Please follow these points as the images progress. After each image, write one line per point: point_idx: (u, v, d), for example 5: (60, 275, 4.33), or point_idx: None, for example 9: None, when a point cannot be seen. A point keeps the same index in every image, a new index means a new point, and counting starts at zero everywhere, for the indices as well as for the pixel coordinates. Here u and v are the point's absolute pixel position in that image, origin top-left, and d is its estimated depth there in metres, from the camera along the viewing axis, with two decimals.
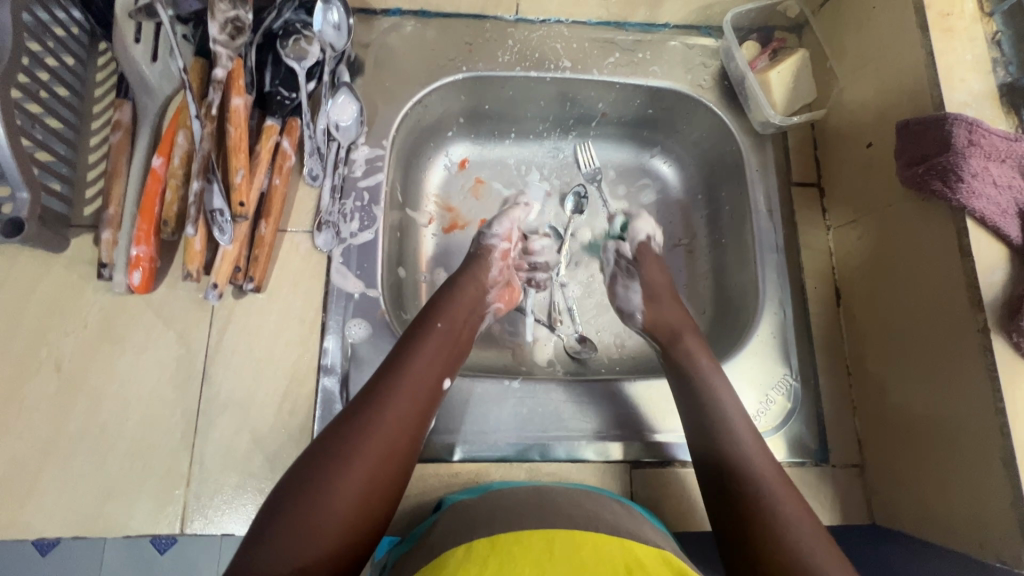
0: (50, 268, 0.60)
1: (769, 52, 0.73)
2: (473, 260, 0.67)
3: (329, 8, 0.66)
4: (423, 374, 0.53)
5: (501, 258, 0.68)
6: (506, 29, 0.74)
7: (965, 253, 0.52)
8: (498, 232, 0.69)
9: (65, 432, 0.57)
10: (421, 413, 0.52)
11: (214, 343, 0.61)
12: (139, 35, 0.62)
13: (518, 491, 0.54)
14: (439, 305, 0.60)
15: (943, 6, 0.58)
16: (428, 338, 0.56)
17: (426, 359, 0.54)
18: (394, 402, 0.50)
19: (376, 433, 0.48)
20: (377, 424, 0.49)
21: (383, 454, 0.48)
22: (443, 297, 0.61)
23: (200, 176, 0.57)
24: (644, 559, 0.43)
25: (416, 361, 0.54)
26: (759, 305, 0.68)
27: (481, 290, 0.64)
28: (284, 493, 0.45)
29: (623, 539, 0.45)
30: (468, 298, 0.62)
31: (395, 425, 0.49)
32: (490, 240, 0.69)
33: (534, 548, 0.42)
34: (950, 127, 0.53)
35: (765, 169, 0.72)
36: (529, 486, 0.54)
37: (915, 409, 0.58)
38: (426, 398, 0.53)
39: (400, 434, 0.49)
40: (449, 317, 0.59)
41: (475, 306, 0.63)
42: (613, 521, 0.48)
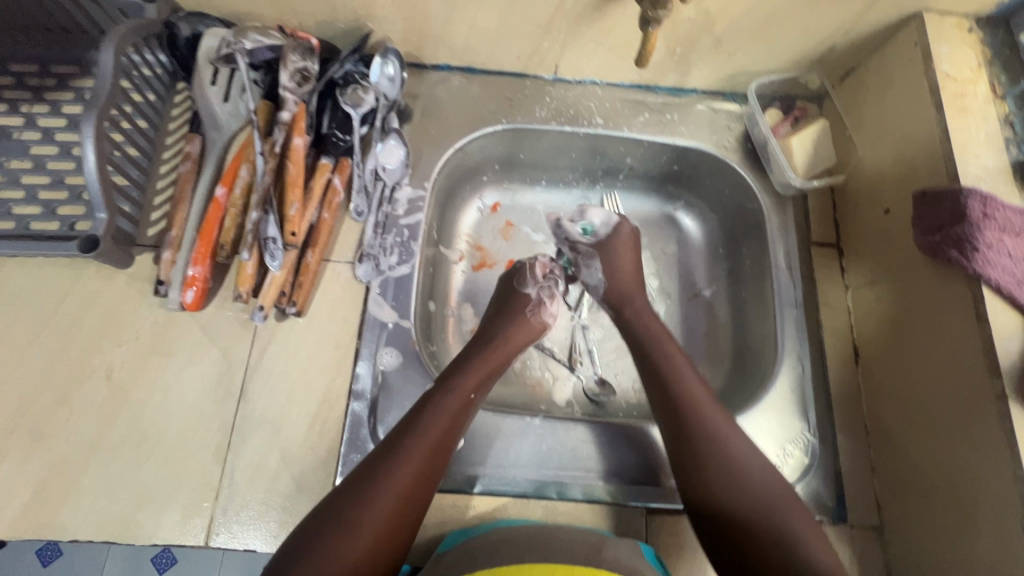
0: (112, 282, 0.65)
1: (791, 120, 0.77)
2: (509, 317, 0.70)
3: (386, 61, 0.71)
4: (447, 434, 0.55)
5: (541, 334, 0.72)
6: (544, 88, 0.80)
7: (981, 319, 0.54)
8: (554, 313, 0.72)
9: (108, 437, 0.60)
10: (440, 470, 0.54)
11: (253, 361, 0.64)
12: (215, 78, 0.69)
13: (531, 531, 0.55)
14: (471, 363, 0.62)
15: (957, 87, 0.62)
16: (456, 395, 0.58)
17: (452, 418, 0.56)
18: (415, 458, 0.52)
19: (395, 487, 0.50)
20: (395, 480, 0.51)
21: (399, 508, 0.50)
22: (470, 354, 0.64)
23: (259, 207, 0.63)
24: None
25: (442, 420, 0.56)
26: (778, 359, 0.69)
27: (509, 353, 0.66)
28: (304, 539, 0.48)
29: None
30: (496, 360, 0.64)
31: (415, 482, 0.51)
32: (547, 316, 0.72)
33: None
34: (965, 200, 0.56)
35: (785, 228, 0.75)
36: (535, 525, 0.56)
37: (931, 470, 0.59)
38: (446, 456, 0.55)
39: (417, 490, 0.52)
40: (479, 377, 0.61)
41: (501, 367, 0.65)
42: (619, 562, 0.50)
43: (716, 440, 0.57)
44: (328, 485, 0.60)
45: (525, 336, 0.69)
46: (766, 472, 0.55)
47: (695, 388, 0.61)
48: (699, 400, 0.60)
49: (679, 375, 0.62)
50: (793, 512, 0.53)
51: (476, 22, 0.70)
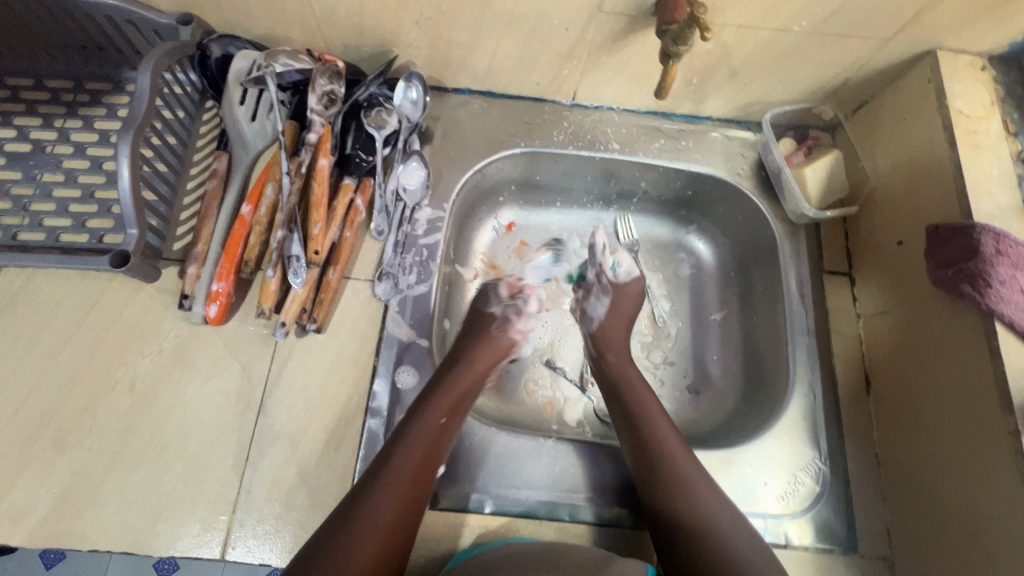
0: (138, 294, 0.67)
1: (804, 149, 0.79)
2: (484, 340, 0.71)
3: (410, 86, 0.73)
4: (416, 474, 0.57)
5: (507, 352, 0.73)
6: (562, 113, 0.81)
7: (995, 355, 0.54)
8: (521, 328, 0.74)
9: (129, 448, 0.61)
10: (413, 512, 0.56)
11: (273, 376, 0.65)
12: (244, 98, 0.71)
13: (536, 547, 0.56)
14: (439, 392, 0.63)
15: (970, 124, 0.63)
16: (424, 433, 0.59)
17: (417, 456, 0.58)
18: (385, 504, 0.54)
19: (368, 536, 0.52)
20: (367, 527, 0.53)
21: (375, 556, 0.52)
22: (438, 380, 0.64)
23: (285, 225, 0.64)
24: None
25: (410, 461, 0.57)
26: (789, 386, 0.70)
27: (478, 378, 0.66)
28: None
29: None
30: (464, 385, 0.64)
31: (388, 527, 0.53)
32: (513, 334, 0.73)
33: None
34: (978, 236, 0.57)
35: (797, 256, 0.76)
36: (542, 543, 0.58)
37: (943, 503, 0.59)
38: (416, 496, 0.57)
39: (390, 535, 0.53)
40: (447, 409, 0.62)
41: (471, 394, 0.65)
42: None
43: (679, 482, 0.59)
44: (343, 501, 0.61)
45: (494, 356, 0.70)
46: (723, 513, 0.58)
47: (664, 429, 0.63)
48: (667, 441, 0.62)
49: (651, 416, 0.65)
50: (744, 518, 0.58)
51: (499, 49, 0.72)
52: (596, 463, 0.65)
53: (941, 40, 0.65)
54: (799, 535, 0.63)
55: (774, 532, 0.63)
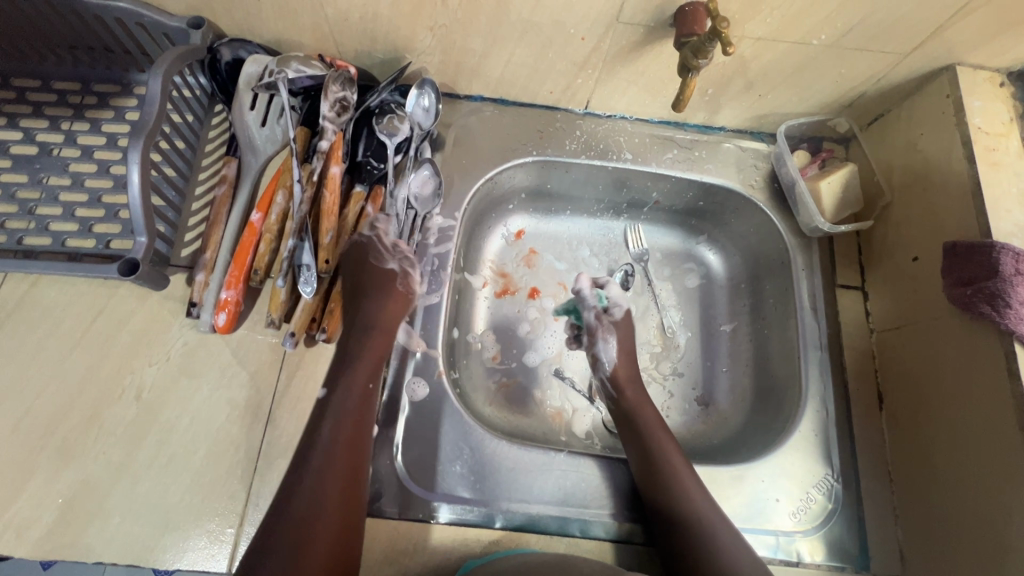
0: (146, 302, 0.66)
1: (818, 162, 0.78)
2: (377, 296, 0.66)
3: (422, 93, 0.73)
4: (348, 450, 0.56)
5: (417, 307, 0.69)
6: (575, 121, 0.81)
7: (1014, 376, 0.54)
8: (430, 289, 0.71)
9: (136, 457, 0.60)
10: (354, 490, 0.55)
11: (282, 386, 0.64)
12: (254, 103, 0.70)
13: (546, 556, 0.57)
14: (354, 361, 0.62)
15: (989, 141, 0.63)
16: (347, 407, 0.59)
17: (338, 429, 0.57)
18: (328, 488, 0.54)
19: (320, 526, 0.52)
20: (318, 517, 0.52)
21: (331, 547, 0.51)
22: (349, 346, 0.63)
23: (295, 235, 0.63)
24: None
25: (341, 439, 0.57)
26: (801, 401, 0.69)
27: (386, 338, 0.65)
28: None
29: None
30: (373, 352, 0.63)
31: (336, 513, 0.53)
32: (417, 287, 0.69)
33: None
34: (997, 255, 0.56)
35: (811, 269, 0.76)
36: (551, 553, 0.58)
37: (957, 523, 0.58)
38: (353, 474, 0.56)
39: (339, 520, 0.53)
40: (365, 377, 0.61)
41: (379, 354, 0.64)
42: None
43: (680, 490, 0.61)
44: None
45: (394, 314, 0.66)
46: (724, 525, 0.59)
47: (670, 446, 0.65)
48: (673, 458, 0.63)
49: (656, 433, 0.66)
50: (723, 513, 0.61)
51: (513, 57, 0.71)
52: (608, 479, 0.65)
53: (960, 56, 0.65)
54: (811, 553, 0.63)
55: (786, 550, 0.63)
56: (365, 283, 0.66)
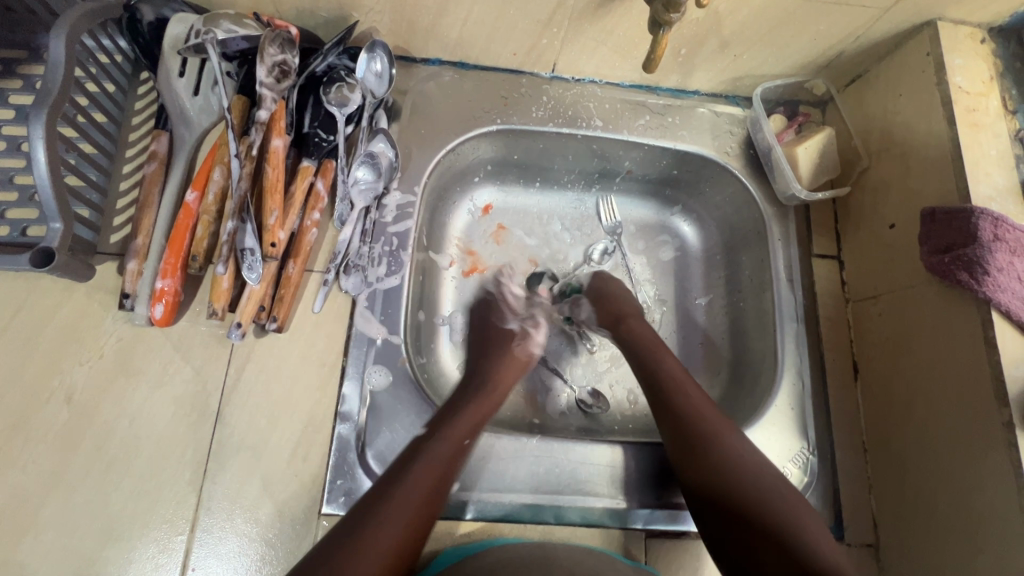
0: (71, 294, 0.59)
1: (795, 126, 0.75)
2: (500, 351, 0.69)
3: (373, 57, 0.67)
4: (434, 479, 0.52)
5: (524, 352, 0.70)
6: (542, 86, 0.76)
7: (990, 345, 0.53)
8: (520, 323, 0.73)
9: (68, 466, 0.55)
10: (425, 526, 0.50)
11: (230, 381, 0.59)
12: (184, 69, 0.63)
13: (523, 547, 0.55)
14: (476, 394, 0.62)
15: (969, 101, 0.60)
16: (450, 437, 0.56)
17: (452, 451, 0.55)
18: (395, 520, 0.48)
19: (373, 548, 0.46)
20: (374, 542, 0.46)
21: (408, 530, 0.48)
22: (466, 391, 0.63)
23: (235, 215, 0.57)
24: None
25: (450, 444, 0.55)
26: (778, 375, 0.68)
27: (502, 389, 0.65)
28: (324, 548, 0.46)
29: None
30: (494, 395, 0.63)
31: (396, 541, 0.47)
32: (508, 326, 0.72)
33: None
34: (976, 220, 0.54)
35: (787, 239, 0.73)
36: (529, 543, 0.56)
37: (932, 494, 0.58)
38: (430, 505, 0.51)
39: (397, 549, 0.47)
40: (475, 411, 0.60)
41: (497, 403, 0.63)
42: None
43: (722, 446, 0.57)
44: (314, 513, 0.57)
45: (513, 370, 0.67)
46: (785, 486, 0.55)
47: (707, 416, 0.60)
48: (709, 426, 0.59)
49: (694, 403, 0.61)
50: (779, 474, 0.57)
51: (471, 15, 0.65)
52: (585, 463, 0.62)
53: (942, 10, 0.62)
54: None
55: None
56: (491, 343, 0.70)
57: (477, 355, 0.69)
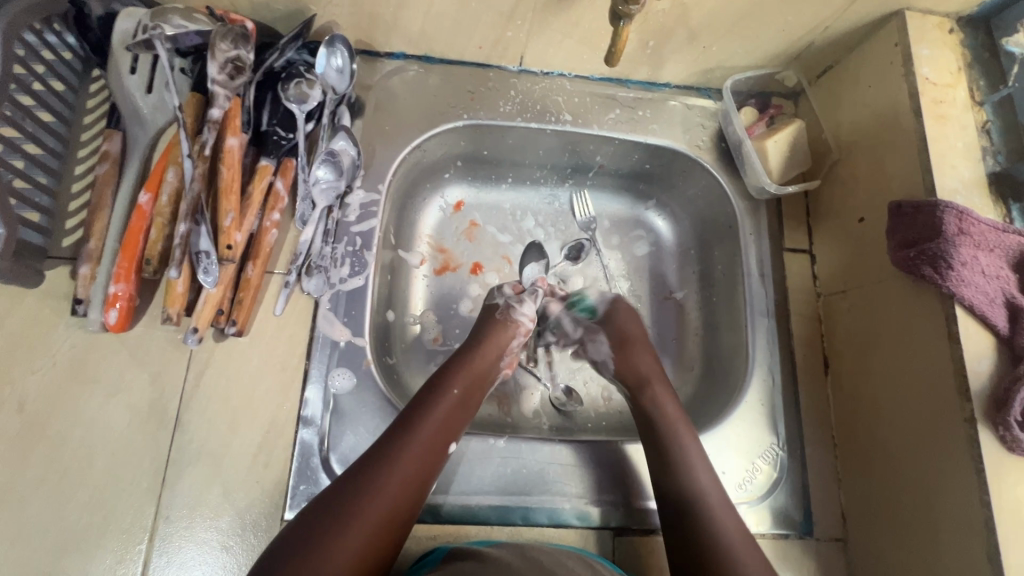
0: (22, 301, 0.58)
1: (767, 120, 0.74)
2: (494, 324, 0.66)
3: (333, 51, 0.64)
4: (422, 458, 0.53)
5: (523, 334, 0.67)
6: (509, 80, 0.74)
7: (954, 340, 0.52)
8: (526, 311, 0.68)
9: (21, 478, 0.54)
10: (414, 503, 0.51)
11: (189, 387, 0.58)
12: (135, 65, 0.61)
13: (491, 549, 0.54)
14: (464, 372, 0.61)
15: (937, 93, 0.60)
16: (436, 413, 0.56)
17: (435, 432, 0.55)
18: (380, 498, 0.49)
19: (355, 528, 0.47)
20: (359, 517, 0.47)
21: (386, 512, 0.49)
22: (454, 363, 0.62)
23: (189, 217, 0.55)
24: None
25: (433, 424, 0.55)
26: (748, 371, 0.67)
27: (491, 359, 0.63)
28: (298, 530, 0.46)
29: None
30: (481, 369, 0.62)
31: (380, 521, 0.48)
32: (518, 317, 0.67)
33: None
34: (941, 214, 0.54)
35: (758, 233, 0.73)
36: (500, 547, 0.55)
37: (899, 489, 0.58)
38: (418, 483, 0.52)
39: (381, 529, 0.48)
40: (462, 382, 0.60)
41: (488, 373, 0.63)
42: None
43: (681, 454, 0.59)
44: (276, 519, 0.56)
45: (502, 342, 0.65)
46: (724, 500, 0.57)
47: (674, 418, 0.62)
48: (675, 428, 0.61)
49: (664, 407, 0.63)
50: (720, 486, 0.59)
51: (432, 7, 0.63)
52: (553, 462, 0.62)
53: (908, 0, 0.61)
54: (756, 524, 0.62)
55: None
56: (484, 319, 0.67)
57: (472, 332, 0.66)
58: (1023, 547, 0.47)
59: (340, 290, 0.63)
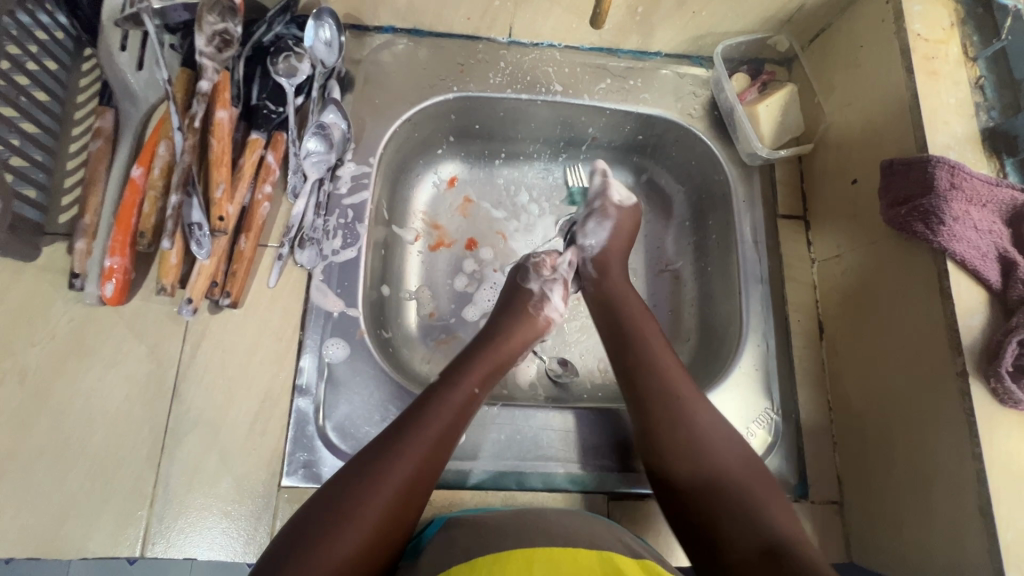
0: (20, 276, 0.59)
1: (758, 85, 0.74)
2: (519, 313, 0.65)
3: (321, 24, 0.65)
4: (432, 453, 0.50)
5: (550, 325, 0.67)
6: (499, 51, 0.74)
7: (946, 295, 0.52)
8: (557, 301, 0.68)
9: (24, 446, 0.55)
10: (420, 498, 0.48)
11: (186, 358, 0.59)
12: (126, 43, 0.61)
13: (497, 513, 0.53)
14: (482, 363, 0.59)
15: (928, 49, 0.59)
16: (449, 406, 0.53)
17: (452, 420, 0.53)
18: (389, 487, 0.46)
19: (357, 529, 0.43)
20: (366, 509, 0.45)
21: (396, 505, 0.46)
22: (471, 353, 0.60)
23: (180, 189, 0.55)
24: (621, 564, 0.43)
25: (450, 414, 0.53)
26: (742, 337, 0.67)
27: (514, 352, 0.62)
28: (302, 527, 0.44)
29: (603, 551, 0.45)
30: (499, 359, 0.61)
31: (384, 521, 0.45)
32: (549, 310, 0.67)
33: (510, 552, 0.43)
34: (933, 169, 0.53)
35: (751, 200, 0.72)
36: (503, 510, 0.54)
37: (894, 450, 0.57)
38: (431, 473, 0.49)
39: (387, 528, 0.45)
40: (480, 374, 0.58)
41: (506, 365, 0.61)
42: (591, 534, 0.49)
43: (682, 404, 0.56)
44: (273, 485, 0.57)
45: (529, 334, 0.64)
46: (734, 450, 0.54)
47: (679, 385, 0.58)
48: (678, 393, 0.57)
49: (666, 374, 0.58)
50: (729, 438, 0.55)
51: None
52: (546, 428, 0.63)
53: None
54: None
55: None
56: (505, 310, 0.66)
57: (492, 319, 0.66)
58: (1015, 498, 0.47)
59: (333, 262, 0.64)
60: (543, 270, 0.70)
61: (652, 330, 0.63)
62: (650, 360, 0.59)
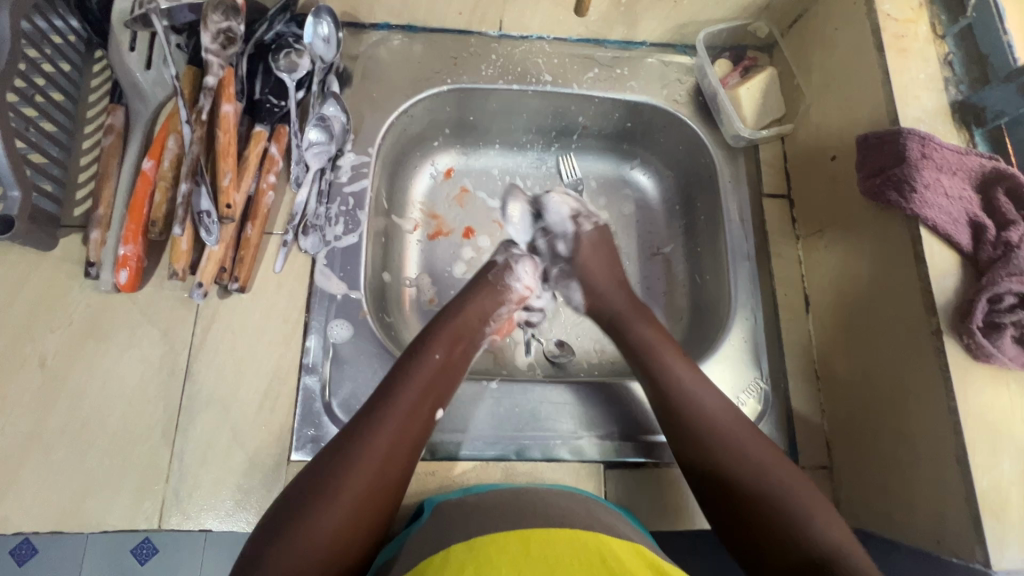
0: (38, 267, 0.61)
1: (740, 70, 0.77)
2: (482, 289, 0.66)
3: (320, 21, 0.69)
4: (401, 426, 0.51)
5: (514, 301, 0.67)
6: (490, 44, 0.77)
7: (919, 259, 0.55)
8: (522, 279, 0.68)
9: (46, 426, 0.57)
10: (401, 470, 0.50)
11: (197, 340, 0.62)
12: (134, 43, 0.64)
13: (497, 494, 0.53)
14: (444, 336, 0.59)
15: (898, 28, 0.62)
16: (414, 379, 0.54)
17: (420, 394, 0.54)
18: (362, 465, 0.48)
19: (332, 506, 0.45)
20: (341, 488, 0.46)
21: (368, 482, 0.47)
22: (433, 328, 0.60)
23: (189, 178, 0.58)
24: (620, 551, 0.42)
25: (415, 389, 0.54)
26: (731, 312, 0.70)
27: (475, 324, 0.63)
28: (285, 509, 0.46)
29: (600, 535, 0.44)
30: (461, 330, 0.61)
31: (361, 499, 0.47)
32: (512, 283, 0.67)
33: (509, 547, 0.40)
34: (904, 141, 0.56)
35: (737, 180, 0.75)
36: (509, 490, 0.54)
37: (877, 413, 0.60)
38: (406, 449, 0.51)
39: (367, 505, 0.47)
40: (442, 346, 0.58)
41: (471, 337, 0.62)
42: (590, 520, 0.48)
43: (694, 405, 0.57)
44: (282, 460, 0.59)
45: (490, 306, 0.65)
46: (764, 456, 0.54)
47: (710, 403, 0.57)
48: (719, 426, 0.55)
49: (687, 383, 0.59)
50: (752, 443, 0.55)
51: None
52: (541, 402, 0.66)
53: None
54: None
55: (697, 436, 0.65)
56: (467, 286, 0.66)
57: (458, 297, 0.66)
58: (987, 448, 0.50)
59: (337, 248, 0.67)
60: (512, 249, 0.70)
61: (675, 350, 0.62)
62: (676, 384, 0.58)
